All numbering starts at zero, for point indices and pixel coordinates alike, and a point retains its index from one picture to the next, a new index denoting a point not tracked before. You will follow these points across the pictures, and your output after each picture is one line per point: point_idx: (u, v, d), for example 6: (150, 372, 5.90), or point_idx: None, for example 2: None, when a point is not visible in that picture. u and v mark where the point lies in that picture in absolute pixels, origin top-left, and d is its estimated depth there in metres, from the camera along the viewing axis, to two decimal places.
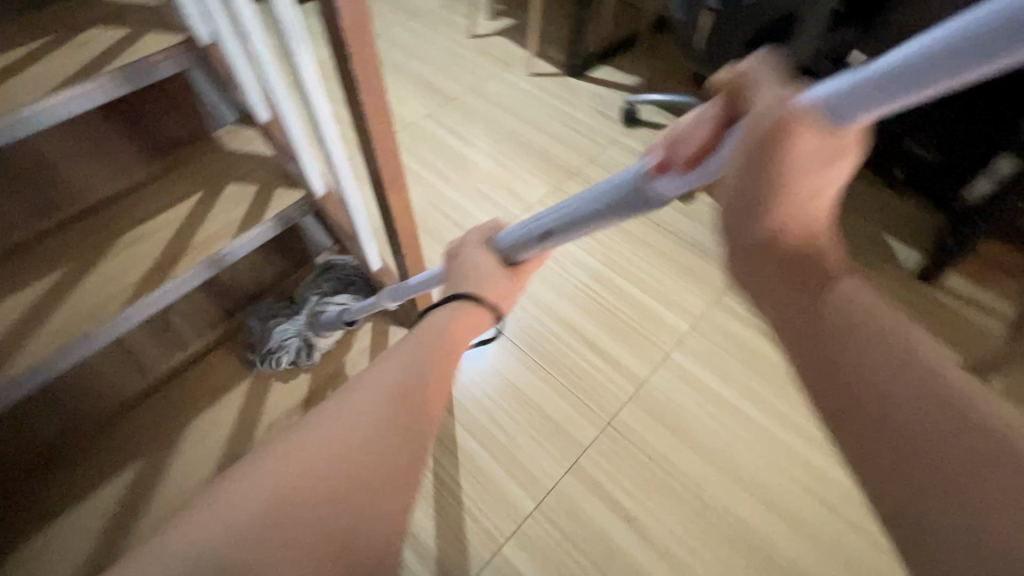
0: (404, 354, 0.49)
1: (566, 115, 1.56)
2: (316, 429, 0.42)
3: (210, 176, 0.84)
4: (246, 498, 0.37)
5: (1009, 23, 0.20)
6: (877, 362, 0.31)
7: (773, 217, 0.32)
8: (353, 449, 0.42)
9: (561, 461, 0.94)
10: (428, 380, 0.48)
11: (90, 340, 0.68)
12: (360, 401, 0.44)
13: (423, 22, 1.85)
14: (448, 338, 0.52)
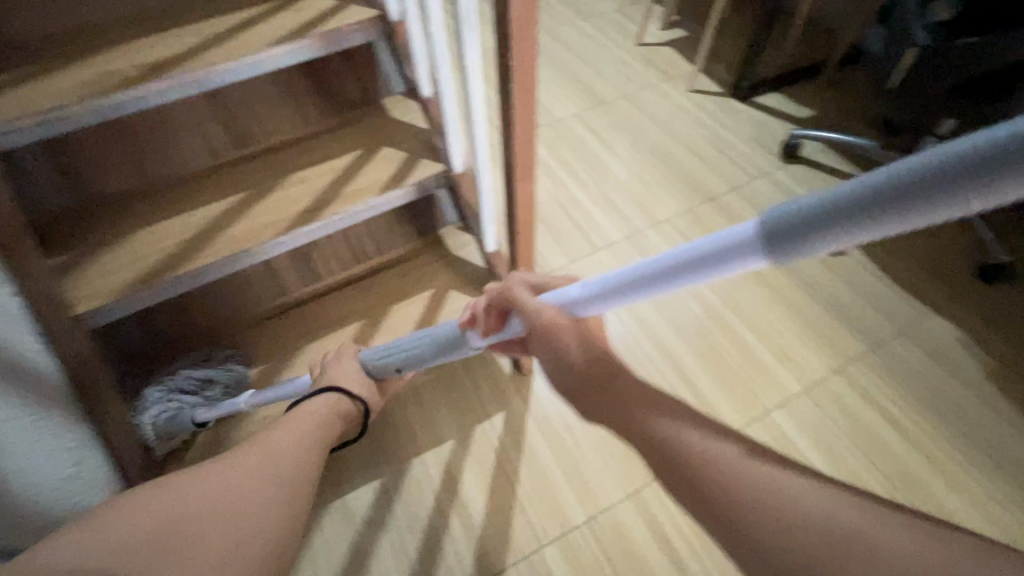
0: (274, 437, 0.56)
1: (718, 138, 1.48)
2: (173, 495, 0.45)
3: (371, 137, 0.94)
4: (159, 508, 0.43)
5: (789, 225, 0.27)
6: (752, 487, 0.31)
7: (615, 345, 0.48)
8: (230, 494, 0.47)
9: (623, 485, 0.92)
10: (299, 446, 0.57)
11: (251, 255, 0.81)
12: (221, 474, 0.48)
13: (594, 24, 1.86)
14: (296, 430, 0.59)
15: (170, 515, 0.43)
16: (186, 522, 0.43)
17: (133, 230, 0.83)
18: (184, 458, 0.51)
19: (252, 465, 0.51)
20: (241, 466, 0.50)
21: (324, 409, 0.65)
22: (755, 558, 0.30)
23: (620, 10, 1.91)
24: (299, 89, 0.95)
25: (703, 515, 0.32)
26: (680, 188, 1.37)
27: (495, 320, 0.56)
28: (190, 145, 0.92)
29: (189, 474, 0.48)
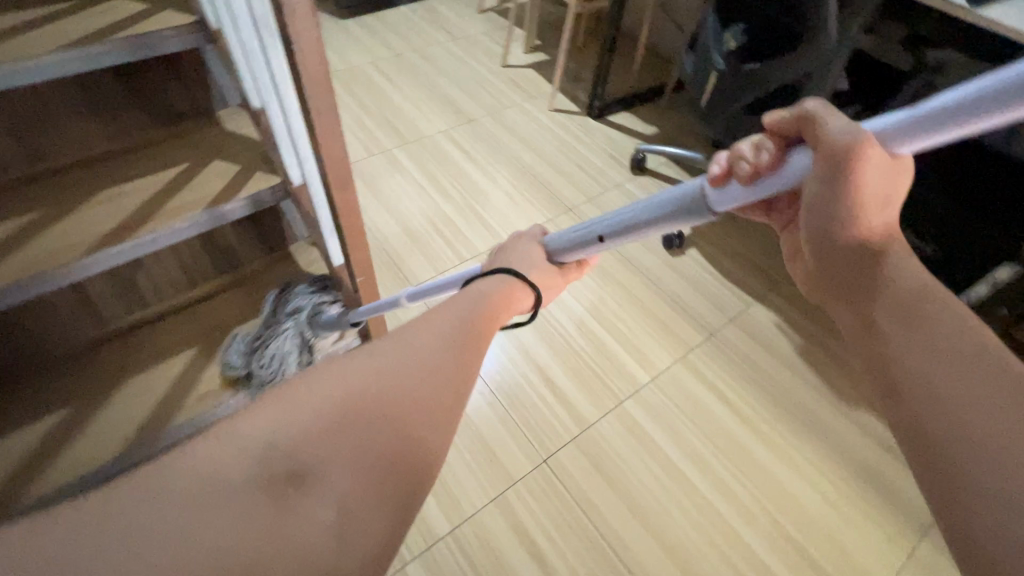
0: (410, 349, 0.43)
1: (576, 152, 1.59)
2: (275, 417, 0.37)
3: (200, 150, 0.88)
4: (259, 427, 0.35)
5: (1015, 87, 0.27)
6: (968, 413, 0.34)
7: (848, 223, 0.42)
8: (346, 434, 0.37)
9: (487, 490, 0.93)
10: (462, 369, 0.44)
11: (45, 282, 0.71)
12: (343, 384, 0.39)
13: (461, 45, 1.92)
14: (440, 323, 0.46)
15: (273, 462, 0.35)
16: (287, 463, 0.35)
17: None
18: (346, 414, 0.38)
19: (393, 398, 0.40)
20: (345, 395, 0.39)
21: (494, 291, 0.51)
22: (908, 383, 0.38)
23: (486, 33, 1.99)
24: (112, 97, 0.87)
25: (923, 386, 0.37)
26: (543, 199, 1.45)
27: (767, 155, 0.43)
28: None
29: (286, 430, 0.36)
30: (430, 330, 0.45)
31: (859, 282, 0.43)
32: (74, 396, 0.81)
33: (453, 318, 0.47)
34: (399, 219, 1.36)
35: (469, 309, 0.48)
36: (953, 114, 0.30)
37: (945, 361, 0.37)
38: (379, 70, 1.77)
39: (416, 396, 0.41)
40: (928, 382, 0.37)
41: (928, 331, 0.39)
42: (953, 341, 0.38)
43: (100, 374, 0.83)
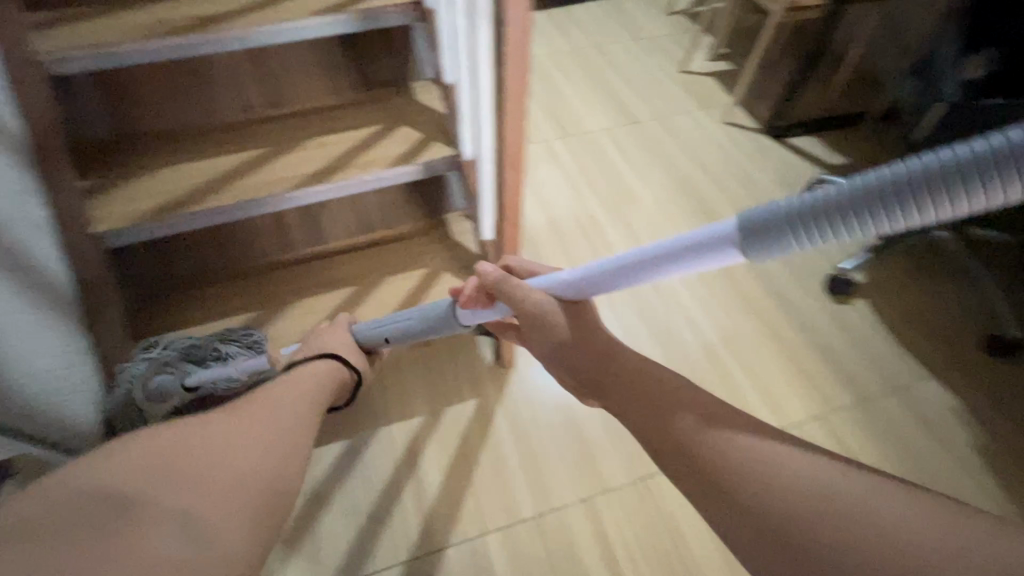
0: (270, 411, 0.58)
1: (743, 171, 1.48)
2: (149, 454, 0.46)
3: (393, 114, 0.99)
4: (126, 466, 0.45)
5: (957, 172, 0.31)
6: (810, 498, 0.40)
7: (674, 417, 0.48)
8: (220, 466, 0.48)
9: (578, 489, 0.92)
10: (271, 421, 0.56)
11: (261, 205, 0.86)
12: (199, 433, 0.50)
13: (642, 45, 1.89)
14: (275, 408, 0.59)
15: (147, 463, 0.45)
16: (168, 461, 0.46)
17: (159, 168, 0.89)
18: (235, 457, 0.50)
19: (253, 446, 0.52)
20: (241, 458, 0.50)
21: (318, 375, 0.69)
22: (741, 515, 0.41)
23: (671, 36, 1.93)
24: (335, 60, 1.01)
25: (754, 533, 0.40)
26: (696, 214, 1.37)
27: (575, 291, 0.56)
28: (225, 98, 0.98)
29: (200, 450, 0.48)
30: (273, 396, 0.61)
31: (651, 406, 0.49)
32: (258, 305, 0.96)
33: (300, 402, 0.62)
34: (544, 208, 1.40)
35: (290, 382, 0.65)
36: (915, 185, 0.33)
37: (752, 492, 0.41)
38: (554, 63, 1.82)
39: (287, 456, 0.54)
40: (748, 545, 0.40)
41: (700, 469, 0.44)
42: (751, 477, 0.42)
43: (277, 291, 0.98)
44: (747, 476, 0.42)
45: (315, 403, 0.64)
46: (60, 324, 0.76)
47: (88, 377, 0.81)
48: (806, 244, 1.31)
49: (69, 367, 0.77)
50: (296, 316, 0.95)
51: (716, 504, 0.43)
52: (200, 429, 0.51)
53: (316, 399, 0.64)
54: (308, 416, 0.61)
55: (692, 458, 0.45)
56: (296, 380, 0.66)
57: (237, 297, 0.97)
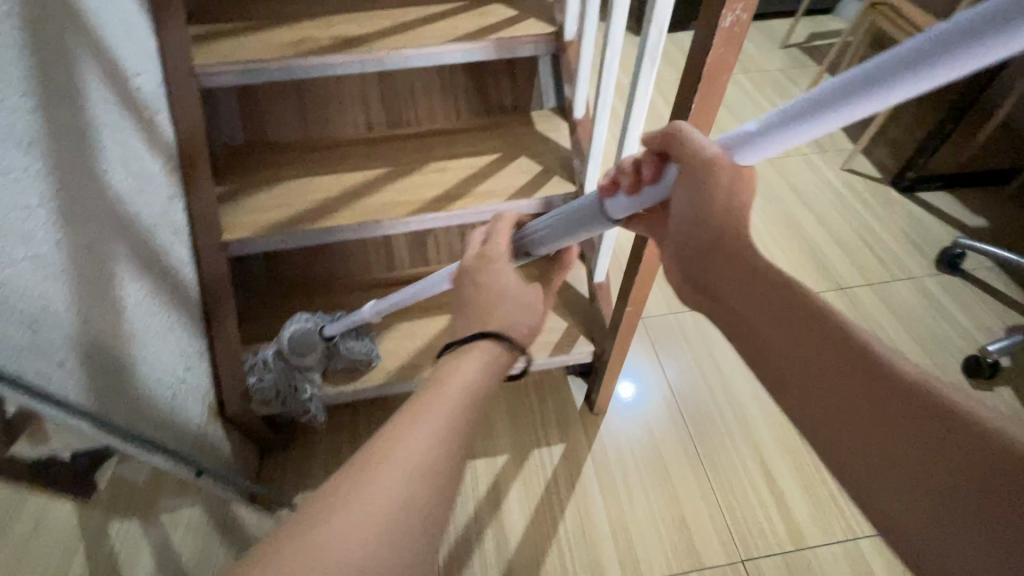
0: (412, 436, 0.42)
1: (864, 225, 1.35)
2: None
3: (513, 143, 0.97)
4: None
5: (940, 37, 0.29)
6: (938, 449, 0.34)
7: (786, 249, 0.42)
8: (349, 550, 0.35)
9: (670, 561, 0.86)
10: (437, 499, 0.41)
11: (378, 228, 0.86)
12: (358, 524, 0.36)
13: (753, 80, 1.81)
14: (427, 432, 0.44)
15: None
16: None
17: (285, 179, 0.91)
18: (364, 527, 0.36)
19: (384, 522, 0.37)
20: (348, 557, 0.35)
21: (466, 376, 0.50)
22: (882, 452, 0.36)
23: (785, 73, 1.84)
24: (460, 85, 1.01)
25: (888, 470, 0.35)
26: (809, 266, 1.27)
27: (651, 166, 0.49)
28: (352, 115, 1.00)
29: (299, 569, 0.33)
30: (417, 415, 0.45)
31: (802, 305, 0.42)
32: None
33: (443, 415, 0.45)
34: None
35: (425, 402, 0.46)
36: (965, 36, 0.27)
37: (902, 410, 0.35)
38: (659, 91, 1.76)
39: (415, 498, 0.39)
40: (877, 472, 0.35)
41: (836, 391, 0.39)
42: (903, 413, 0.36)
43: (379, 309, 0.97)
44: (876, 394, 0.37)
45: (458, 407, 0.47)
46: (183, 323, 0.78)
47: (199, 383, 0.81)
48: (938, 314, 1.18)
49: (186, 372, 0.78)
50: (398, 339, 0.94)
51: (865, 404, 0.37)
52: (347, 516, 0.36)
53: (466, 410, 0.47)
54: (453, 434, 0.45)
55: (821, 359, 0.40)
56: (446, 392, 0.48)
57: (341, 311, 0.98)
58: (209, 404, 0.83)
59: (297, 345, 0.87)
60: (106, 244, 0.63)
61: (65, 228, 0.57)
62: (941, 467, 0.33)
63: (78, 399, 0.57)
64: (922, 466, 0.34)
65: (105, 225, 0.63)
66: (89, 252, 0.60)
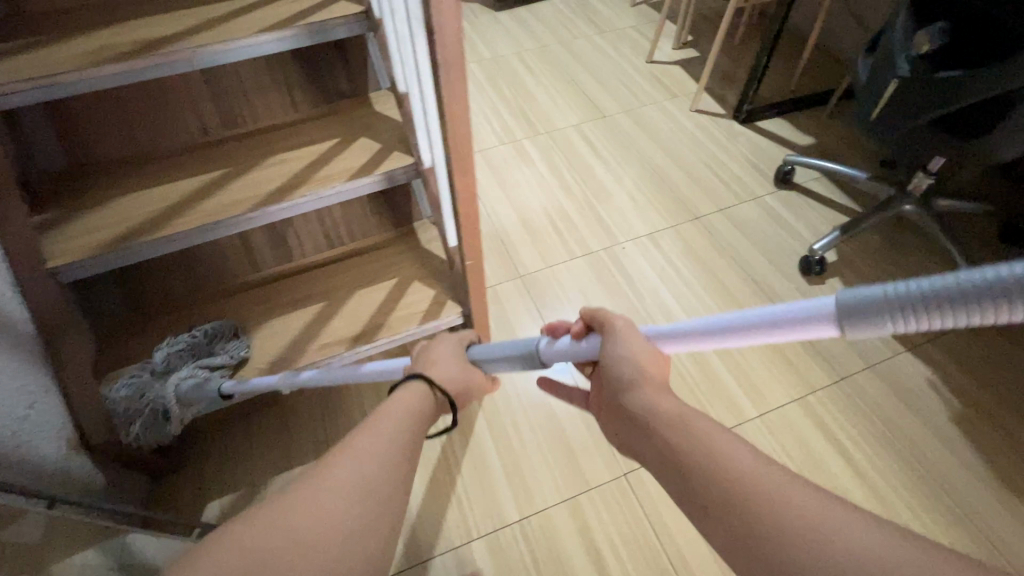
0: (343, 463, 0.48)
1: (714, 159, 1.47)
2: (257, 537, 0.40)
3: (352, 126, 0.98)
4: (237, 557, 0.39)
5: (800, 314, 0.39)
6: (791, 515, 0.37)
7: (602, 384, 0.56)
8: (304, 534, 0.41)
9: (561, 490, 0.92)
10: (385, 469, 0.49)
11: (218, 228, 0.85)
12: (322, 494, 0.44)
13: (610, 40, 1.93)
14: (382, 431, 0.53)
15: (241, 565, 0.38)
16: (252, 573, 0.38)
17: (111, 199, 0.87)
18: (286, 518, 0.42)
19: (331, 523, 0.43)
20: (317, 538, 0.41)
21: (400, 419, 0.56)
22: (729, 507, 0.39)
23: (637, 28, 1.97)
24: (289, 75, 1.00)
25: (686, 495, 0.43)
26: (669, 204, 1.37)
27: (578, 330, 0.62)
28: (180, 121, 0.97)
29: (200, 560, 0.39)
30: (351, 447, 0.50)
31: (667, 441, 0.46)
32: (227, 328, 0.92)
33: (380, 444, 0.51)
34: (519, 208, 1.39)
35: (381, 414, 0.56)
36: (946, 296, 0.30)
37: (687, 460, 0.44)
38: (524, 64, 1.84)
39: (376, 477, 0.47)
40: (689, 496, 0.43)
41: (670, 447, 0.45)
42: (700, 464, 0.42)
43: (244, 313, 0.95)
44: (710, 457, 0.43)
45: (395, 439, 0.52)
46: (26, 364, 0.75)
47: (50, 421, 0.78)
48: (780, 226, 1.31)
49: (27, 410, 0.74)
50: (265, 338, 0.92)
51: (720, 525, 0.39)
52: (305, 489, 0.44)
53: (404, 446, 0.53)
54: (393, 460, 0.50)
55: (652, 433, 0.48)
56: (367, 445, 0.50)
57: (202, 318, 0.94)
58: (67, 439, 0.80)
59: (187, 399, 0.83)
60: None
61: None
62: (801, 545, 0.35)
63: None
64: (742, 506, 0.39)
65: None
66: None
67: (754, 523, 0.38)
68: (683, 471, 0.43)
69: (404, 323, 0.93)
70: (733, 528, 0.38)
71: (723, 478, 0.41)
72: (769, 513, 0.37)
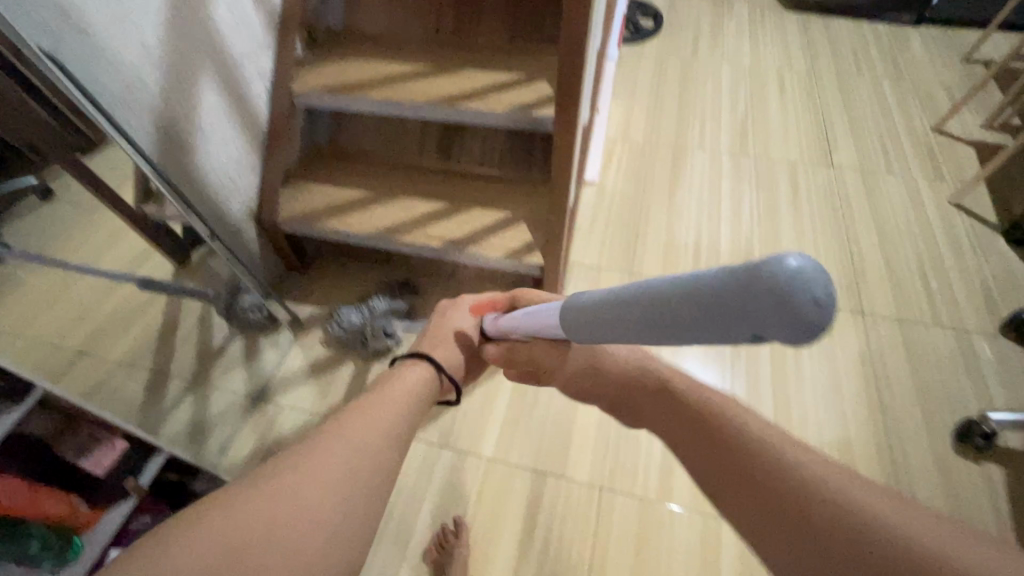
0: (310, 465, 0.38)
1: (933, 266, 1.22)
2: (219, 523, 0.33)
3: (542, 68, 1.05)
4: (205, 538, 0.32)
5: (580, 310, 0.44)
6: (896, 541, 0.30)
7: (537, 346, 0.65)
8: (248, 568, 0.31)
9: (537, 459, 0.94)
10: (381, 433, 0.44)
11: (401, 107, 1.03)
12: (284, 481, 0.36)
13: (900, 90, 1.63)
14: (380, 408, 0.48)
15: (231, 536, 0.32)
16: (254, 543, 0.32)
17: (349, 57, 1.11)
18: (229, 535, 0.32)
19: (307, 537, 0.34)
20: (305, 497, 0.36)
21: (398, 391, 0.52)
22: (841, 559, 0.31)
23: (945, 90, 1.63)
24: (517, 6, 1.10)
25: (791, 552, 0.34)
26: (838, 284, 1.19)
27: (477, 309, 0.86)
28: (423, 16, 1.15)
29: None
30: (341, 419, 0.44)
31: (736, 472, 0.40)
32: (375, 187, 1.13)
33: (371, 415, 0.46)
34: (674, 217, 1.34)
35: (375, 390, 0.51)
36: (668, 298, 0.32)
37: (789, 506, 0.35)
38: (780, 83, 1.67)
39: (373, 453, 0.42)
40: (797, 569, 0.33)
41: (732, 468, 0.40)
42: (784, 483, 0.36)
43: (391, 183, 1.14)
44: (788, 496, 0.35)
45: (394, 406, 0.48)
46: (247, 144, 1.03)
47: (245, 190, 1.06)
48: (963, 373, 1.05)
49: (234, 175, 1.03)
50: (391, 208, 1.09)
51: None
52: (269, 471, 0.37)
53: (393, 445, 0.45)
54: (389, 430, 0.45)
55: (717, 472, 0.41)
56: (357, 416, 0.45)
57: (365, 172, 1.16)
58: (249, 208, 1.08)
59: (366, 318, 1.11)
60: (195, 57, 0.88)
61: (167, 33, 0.82)
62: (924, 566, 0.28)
63: (144, 147, 0.83)
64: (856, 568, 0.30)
65: (201, 44, 0.88)
66: (180, 56, 0.85)
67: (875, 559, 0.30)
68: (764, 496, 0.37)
69: (491, 251, 1.02)
70: None
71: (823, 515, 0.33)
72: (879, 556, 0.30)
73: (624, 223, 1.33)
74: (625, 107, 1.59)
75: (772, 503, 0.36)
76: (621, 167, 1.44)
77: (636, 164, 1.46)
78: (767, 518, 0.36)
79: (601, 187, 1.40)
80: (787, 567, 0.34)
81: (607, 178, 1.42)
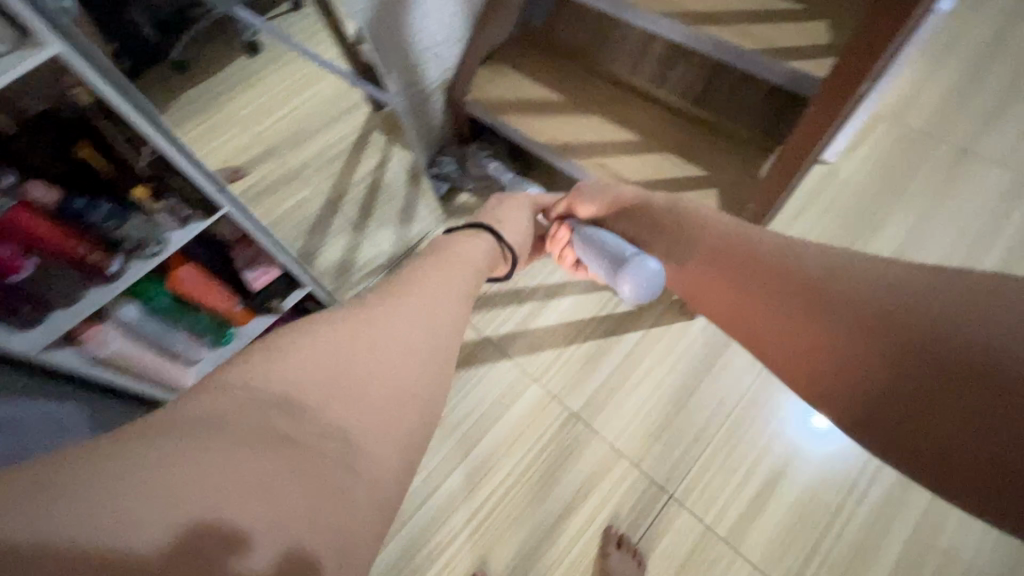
0: (383, 319, 0.47)
1: None
2: (298, 369, 0.41)
3: (828, 5, 0.80)
4: (279, 378, 0.41)
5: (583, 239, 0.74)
6: (971, 357, 0.43)
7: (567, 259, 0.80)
8: (342, 402, 0.41)
9: (618, 436, 0.90)
10: (446, 315, 0.52)
11: (632, 12, 0.87)
12: (356, 339, 0.45)
13: None
14: (437, 279, 0.56)
15: (326, 373, 0.42)
16: (333, 394, 0.41)
17: None
18: (322, 378, 0.42)
19: (387, 383, 0.44)
20: (393, 361, 0.45)
21: (455, 267, 0.59)
22: (933, 408, 0.45)
23: None
24: None
25: (894, 417, 0.47)
26: None
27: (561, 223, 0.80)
28: None
29: (226, 490, 0.34)
30: (412, 285, 0.53)
31: (849, 325, 0.51)
32: (570, 94, 1.02)
33: (438, 290, 0.54)
34: (910, 241, 1.04)
35: (436, 261, 0.59)
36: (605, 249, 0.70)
37: (886, 365, 0.48)
38: None
39: (438, 323, 0.50)
40: (899, 424, 0.47)
41: (831, 322, 0.53)
42: (868, 319, 0.50)
43: (588, 94, 1.02)
44: (886, 350, 0.48)
45: (457, 289, 0.56)
46: (461, 10, 0.98)
47: (445, 59, 1.04)
48: None
49: (440, 42, 1.00)
50: (578, 124, 0.99)
51: (929, 417, 0.45)
52: (340, 331, 0.45)
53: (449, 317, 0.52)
54: (453, 309, 0.53)
55: (823, 343, 0.53)
56: (419, 288, 0.52)
57: (567, 73, 1.05)
58: (443, 78, 1.07)
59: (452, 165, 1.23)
60: None
61: None
62: (994, 384, 0.42)
63: None
64: (954, 419, 0.43)
65: None
66: None
67: (962, 398, 0.43)
68: (863, 343, 0.50)
69: None
70: (948, 423, 0.44)
71: (915, 351, 0.46)
72: (960, 406, 0.43)
73: (840, 225, 1.07)
74: (921, 72, 1.19)
75: (876, 380, 0.49)
76: (873, 154, 1.13)
77: (895, 156, 1.12)
78: (879, 386, 0.48)
79: (834, 170, 1.12)
80: (876, 418, 0.49)
81: (847, 161, 1.13)
